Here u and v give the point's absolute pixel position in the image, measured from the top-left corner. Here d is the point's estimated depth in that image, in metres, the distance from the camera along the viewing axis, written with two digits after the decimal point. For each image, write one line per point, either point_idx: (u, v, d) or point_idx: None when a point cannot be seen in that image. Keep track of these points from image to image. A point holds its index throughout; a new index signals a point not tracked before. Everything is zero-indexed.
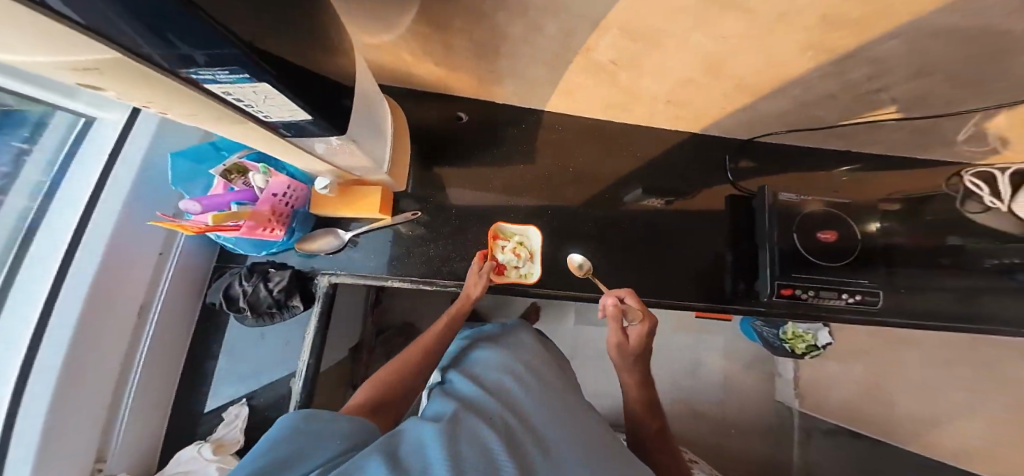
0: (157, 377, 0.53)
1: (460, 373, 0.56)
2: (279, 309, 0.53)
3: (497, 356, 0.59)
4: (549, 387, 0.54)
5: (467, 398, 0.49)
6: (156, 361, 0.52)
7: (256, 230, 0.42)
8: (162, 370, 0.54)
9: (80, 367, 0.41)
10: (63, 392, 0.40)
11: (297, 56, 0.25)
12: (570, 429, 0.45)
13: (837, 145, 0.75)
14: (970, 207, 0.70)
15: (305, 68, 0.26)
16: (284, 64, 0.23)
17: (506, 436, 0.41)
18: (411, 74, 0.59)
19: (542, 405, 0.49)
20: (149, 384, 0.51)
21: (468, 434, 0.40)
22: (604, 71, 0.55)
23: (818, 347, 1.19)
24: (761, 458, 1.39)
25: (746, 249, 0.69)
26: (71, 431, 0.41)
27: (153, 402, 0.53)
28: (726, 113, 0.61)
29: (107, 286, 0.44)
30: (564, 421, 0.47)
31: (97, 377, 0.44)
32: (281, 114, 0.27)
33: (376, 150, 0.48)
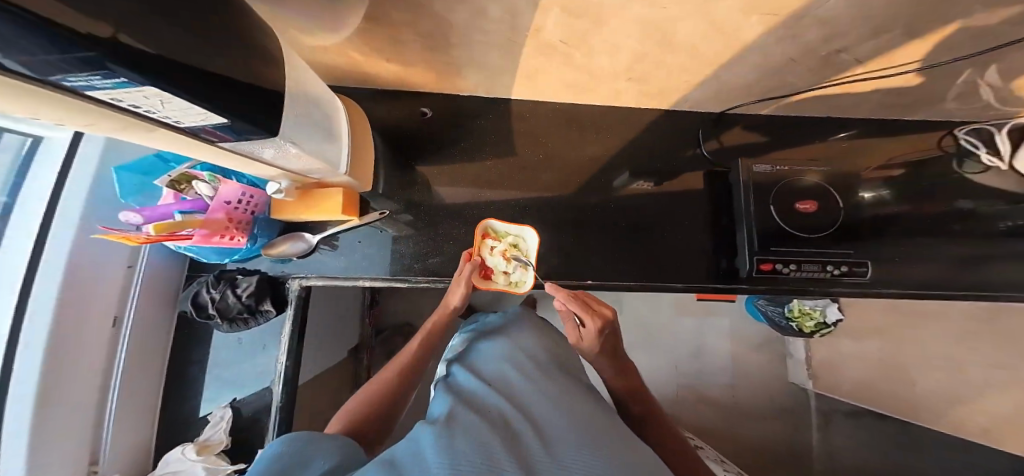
0: (139, 384, 0.55)
1: (463, 366, 0.57)
2: (252, 315, 0.55)
3: (497, 347, 0.60)
4: (553, 380, 0.53)
5: (468, 395, 0.49)
6: (133, 370, 0.54)
7: (212, 238, 0.43)
8: (143, 377, 0.56)
9: (62, 379, 0.44)
10: (41, 407, 0.41)
11: (207, 62, 0.24)
12: (572, 421, 0.44)
13: (820, 111, 0.72)
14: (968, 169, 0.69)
15: (214, 74, 0.25)
16: (185, 69, 0.23)
17: (505, 432, 0.41)
18: (368, 74, 0.59)
19: (545, 398, 0.48)
20: (129, 391, 0.53)
21: (465, 432, 0.40)
22: (558, 56, 0.54)
23: (827, 324, 1.15)
24: (776, 441, 1.35)
25: (725, 226, 0.68)
26: (57, 441, 0.43)
27: (137, 409, 0.55)
28: (691, 86, 0.59)
29: (79, 301, 0.45)
30: (567, 413, 0.46)
31: (80, 389, 0.46)
32: (193, 118, 0.27)
33: (330, 151, 0.48)
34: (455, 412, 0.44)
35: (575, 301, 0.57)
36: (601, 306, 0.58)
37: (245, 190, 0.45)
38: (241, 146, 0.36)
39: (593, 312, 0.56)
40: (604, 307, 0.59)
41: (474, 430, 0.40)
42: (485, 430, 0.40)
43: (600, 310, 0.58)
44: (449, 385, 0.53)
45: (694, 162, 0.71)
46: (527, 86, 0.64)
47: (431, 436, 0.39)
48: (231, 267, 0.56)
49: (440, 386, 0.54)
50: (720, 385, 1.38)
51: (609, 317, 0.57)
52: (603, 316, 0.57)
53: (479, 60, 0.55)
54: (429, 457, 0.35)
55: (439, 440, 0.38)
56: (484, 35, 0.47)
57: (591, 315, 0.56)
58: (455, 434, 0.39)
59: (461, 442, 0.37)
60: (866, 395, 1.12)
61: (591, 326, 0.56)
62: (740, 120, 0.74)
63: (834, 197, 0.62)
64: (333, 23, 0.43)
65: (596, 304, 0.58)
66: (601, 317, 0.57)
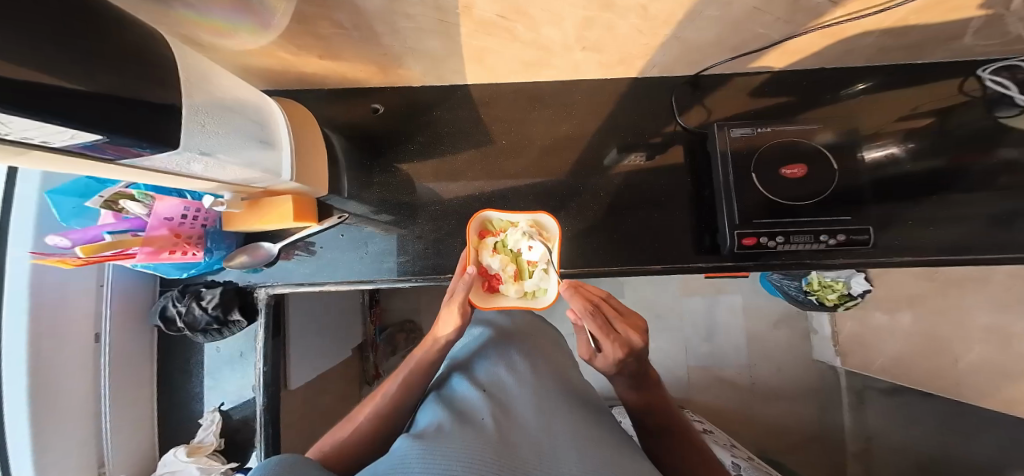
0: (131, 391, 0.59)
1: (461, 378, 0.63)
2: (223, 325, 0.58)
3: (486, 375, 0.63)
4: (535, 405, 0.56)
5: (451, 416, 0.52)
6: (121, 383, 0.57)
7: (161, 253, 0.45)
8: (135, 385, 0.60)
9: (53, 395, 0.48)
10: (40, 424, 0.46)
11: (78, 90, 0.23)
12: (553, 445, 0.46)
13: (815, 63, 0.63)
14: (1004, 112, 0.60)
15: (87, 97, 0.24)
16: (48, 96, 0.21)
17: (486, 447, 0.43)
18: (312, 72, 0.58)
19: (529, 425, 0.50)
20: (122, 398, 0.57)
21: (447, 446, 0.42)
22: (499, 39, 0.50)
23: (853, 297, 1.05)
24: (800, 422, 1.28)
25: (707, 199, 0.63)
26: (59, 451, 0.48)
27: (133, 417, 0.59)
28: (651, 47, 0.53)
29: (51, 322, 0.48)
30: (550, 437, 0.48)
31: (69, 401, 0.50)
32: (59, 138, 0.25)
33: (268, 157, 0.46)
34: (439, 427, 0.48)
35: (591, 320, 0.45)
36: (624, 326, 0.46)
37: (189, 205, 0.46)
38: (148, 161, 0.35)
39: (613, 338, 0.45)
40: (630, 329, 0.46)
41: (454, 443, 0.43)
42: (465, 444, 0.43)
43: (623, 333, 0.46)
44: (442, 400, 0.58)
45: (672, 133, 0.65)
46: (479, 69, 0.60)
47: (410, 448, 0.42)
48: (195, 281, 0.59)
49: (434, 401, 0.59)
50: (736, 366, 1.31)
51: (635, 342, 0.46)
52: (627, 342, 0.46)
53: (418, 47, 0.51)
54: (406, 467, 0.39)
55: (417, 452, 0.41)
56: (410, 22, 0.44)
57: (609, 341, 0.45)
58: (434, 447, 0.42)
59: (439, 454, 0.41)
60: (899, 372, 1.02)
61: (607, 352, 0.46)
62: (723, 82, 0.66)
63: (828, 158, 0.55)
64: (247, 24, 0.41)
65: (619, 323, 0.46)
66: (623, 343, 0.45)
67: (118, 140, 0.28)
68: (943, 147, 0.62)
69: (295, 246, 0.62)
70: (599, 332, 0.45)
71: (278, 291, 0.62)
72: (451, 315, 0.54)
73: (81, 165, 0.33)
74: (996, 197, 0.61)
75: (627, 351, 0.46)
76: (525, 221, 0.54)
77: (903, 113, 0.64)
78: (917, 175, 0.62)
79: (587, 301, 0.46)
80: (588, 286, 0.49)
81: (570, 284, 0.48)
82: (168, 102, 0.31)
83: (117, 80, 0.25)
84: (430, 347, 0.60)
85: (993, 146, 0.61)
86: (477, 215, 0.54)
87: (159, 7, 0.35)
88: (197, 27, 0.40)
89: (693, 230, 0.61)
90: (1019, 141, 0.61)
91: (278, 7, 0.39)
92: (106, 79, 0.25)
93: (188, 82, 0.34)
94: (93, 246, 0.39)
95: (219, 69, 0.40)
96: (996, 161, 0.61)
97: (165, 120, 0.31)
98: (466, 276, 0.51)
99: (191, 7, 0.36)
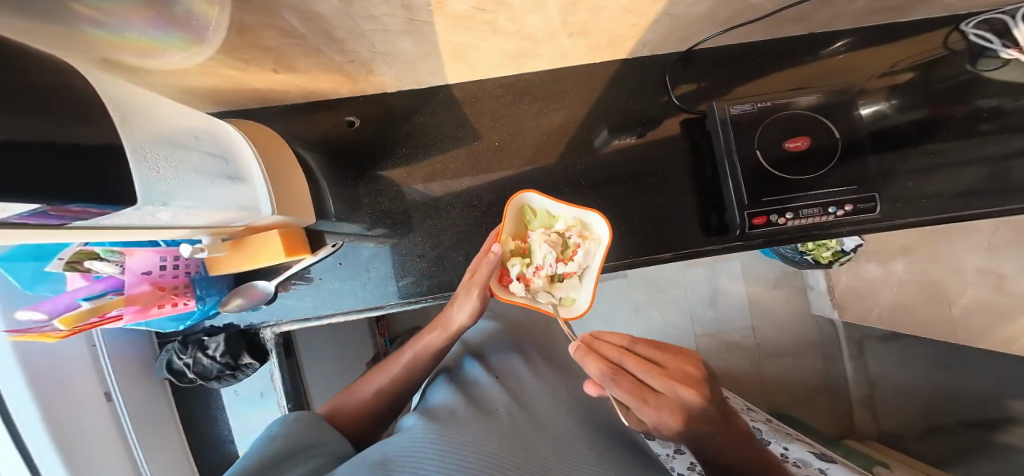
0: (162, 443, 0.57)
1: (471, 361, 0.63)
2: (236, 370, 0.58)
3: (494, 368, 0.61)
4: (542, 404, 0.55)
5: (458, 403, 0.50)
6: (149, 436, 0.55)
7: (150, 309, 0.44)
8: (162, 437, 0.57)
9: (84, 445, 0.46)
10: None
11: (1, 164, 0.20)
12: (559, 447, 0.45)
13: (805, 29, 0.61)
14: (987, 65, 0.57)
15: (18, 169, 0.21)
16: None
17: (501, 436, 0.42)
18: (273, 87, 0.53)
19: (537, 422, 0.50)
20: (151, 442, 0.55)
21: (457, 432, 0.40)
22: (473, 33, 0.46)
23: (846, 252, 1.04)
24: (806, 375, 1.32)
25: (711, 179, 0.61)
26: None
27: (172, 466, 0.57)
28: (637, 24, 0.50)
29: (56, 390, 0.44)
30: (557, 438, 0.47)
31: (99, 450, 0.47)
32: None
33: (239, 193, 0.43)
34: (453, 411, 0.47)
35: (616, 387, 0.38)
36: (663, 381, 0.39)
37: (165, 254, 0.45)
38: (108, 218, 0.32)
39: (655, 403, 0.37)
40: (674, 382, 0.39)
41: (471, 427, 0.42)
42: (482, 429, 0.42)
43: (665, 391, 0.38)
44: (454, 381, 0.58)
45: (664, 114, 0.63)
46: (458, 69, 0.56)
47: (425, 428, 0.41)
48: (194, 330, 0.58)
49: (445, 381, 0.59)
50: (741, 330, 1.33)
51: (686, 397, 0.38)
52: (676, 401, 0.38)
53: (389, 51, 0.47)
54: (422, 447, 0.37)
55: (432, 433, 0.39)
56: (373, 23, 0.40)
57: (650, 410, 0.37)
58: (451, 429, 0.41)
59: (458, 437, 0.39)
60: (898, 319, 1.04)
61: (653, 421, 0.38)
62: (712, 55, 0.63)
63: (828, 126, 0.53)
64: (182, 35, 0.36)
65: (655, 379, 0.39)
66: (671, 406, 0.37)
67: (60, 204, 0.24)
68: (923, 100, 0.60)
69: (294, 278, 0.59)
70: (631, 399, 0.37)
71: (284, 329, 0.60)
72: (469, 298, 0.52)
73: (20, 236, 0.29)
74: (979, 144, 0.61)
75: (682, 411, 0.38)
76: (572, 219, 0.51)
77: (883, 71, 0.63)
78: (908, 132, 0.61)
79: (605, 362, 0.39)
80: (607, 339, 0.43)
81: (585, 342, 0.42)
82: (93, 143, 0.26)
83: (23, 122, 0.21)
84: (442, 332, 0.57)
85: (970, 96, 0.59)
86: (516, 196, 0.50)
87: (60, 28, 0.30)
88: (120, 47, 0.35)
89: (702, 215, 0.60)
90: (997, 91, 0.58)
91: (208, 18, 0.35)
92: (13, 124, 0.20)
93: (123, 124, 0.30)
94: (73, 317, 0.37)
95: (158, 103, 0.37)
96: (967, 111, 0.60)
97: (101, 171, 0.27)
98: (491, 255, 0.49)
99: (92, 23, 0.31)
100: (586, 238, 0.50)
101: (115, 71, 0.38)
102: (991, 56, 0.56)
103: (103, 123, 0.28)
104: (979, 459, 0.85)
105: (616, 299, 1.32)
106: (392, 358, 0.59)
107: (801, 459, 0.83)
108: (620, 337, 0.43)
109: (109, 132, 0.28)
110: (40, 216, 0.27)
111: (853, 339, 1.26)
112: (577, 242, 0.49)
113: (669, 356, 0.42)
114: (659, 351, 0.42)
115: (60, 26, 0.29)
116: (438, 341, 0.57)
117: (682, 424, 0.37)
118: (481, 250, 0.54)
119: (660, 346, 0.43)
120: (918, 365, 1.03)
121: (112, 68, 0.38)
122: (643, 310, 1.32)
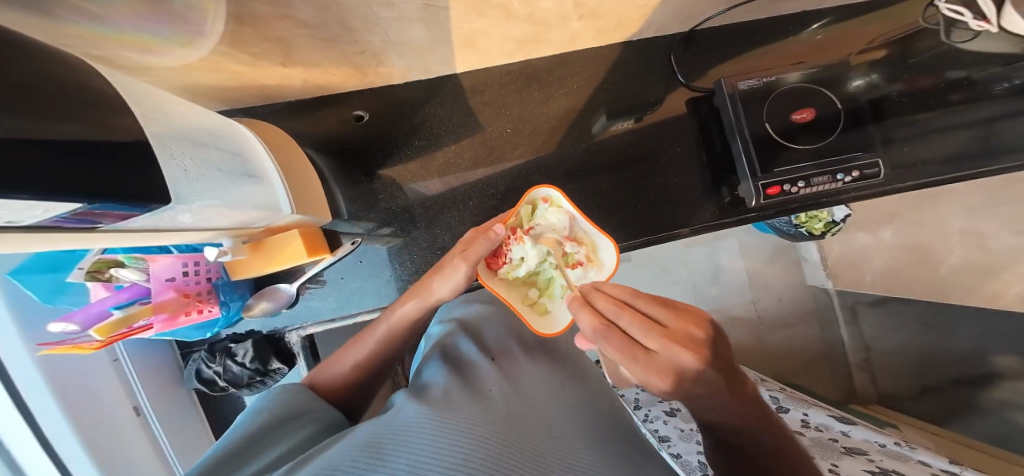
0: (183, 433, 0.66)
1: (465, 339, 0.57)
2: (266, 375, 0.63)
3: (486, 347, 0.57)
4: (543, 387, 0.51)
5: (451, 382, 0.45)
6: (172, 429, 0.63)
7: (177, 317, 0.46)
8: (184, 426, 0.66)
9: (114, 446, 0.52)
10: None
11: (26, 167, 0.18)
12: (558, 436, 0.41)
13: (799, 6, 0.63)
14: (958, 36, 0.59)
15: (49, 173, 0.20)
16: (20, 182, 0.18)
17: (501, 420, 0.37)
18: (277, 84, 0.51)
19: (536, 406, 0.45)
20: (173, 433, 0.63)
21: (455, 417, 0.34)
22: (487, 17, 0.45)
23: (836, 222, 1.06)
24: (807, 344, 1.34)
25: (721, 154, 0.62)
26: None
27: (194, 447, 0.67)
28: (644, 2, 0.50)
29: (86, 403, 0.50)
30: (555, 425, 0.43)
31: (129, 444, 0.55)
32: (25, 213, 0.21)
33: (260, 193, 0.42)
34: (447, 393, 0.41)
35: (601, 342, 0.33)
36: (658, 340, 0.32)
37: (187, 260, 0.47)
38: (137, 221, 0.30)
39: (644, 361, 0.32)
40: (673, 344, 0.32)
41: (468, 409, 0.37)
42: (480, 411, 0.37)
43: (659, 350, 0.32)
44: (447, 358, 0.53)
45: (667, 94, 0.64)
46: (468, 56, 0.55)
47: (419, 408, 0.35)
48: (220, 338, 0.62)
49: (438, 358, 0.53)
50: (741, 304, 1.34)
51: (683, 363, 0.32)
52: (670, 364, 0.32)
53: (401, 40, 0.46)
54: (416, 429, 0.32)
55: (428, 414, 0.34)
56: (389, 10, 0.39)
57: (635, 367, 0.32)
58: (448, 411, 0.36)
59: (456, 420, 0.34)
60: None
61: (640, 380, 0.33)
62: (713, 32, 0.65)
63: (829, 96, 0.57)
64: (187, 28, 0.35)
65: (650, 338, 0.33)
66: (659, 366, 0.32)
67: (101, 205, 0.23)
68: (901, 72, 0.62)
69: (307, 281, 0.58)
70: (607, 348, 0.33)
71: (310, 331, 0.61)
72: (455, 273, 0.48)
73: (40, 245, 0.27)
74: (957, 113, 0.62)
75: (677, 368, 0.32)
76: (585, 235, 0.50)
77: (861, 48, 0.65)
78: (899, 102, 0.62)
79: (597, 317, 0.34)
80: (606, 289, 0.37)
81: (580, 295, 0.37)
82: (120, 140, 0.25)
83: (38, 117, 0.20)
84: (418, 302, 0.51)
85: (942, 68, 0.61)
86: (537, 189, 0.49)
87: (50, 22, 0.27)
88: (119, 44, 0.33)
89: (711, 192, 0.62)
90: (968, 61, 0.60)
91: (206, 6, 0.33)
92: (25, 119, 0.19)
93: (145, 122, 0.29)
94: (108, 327, 0.41)
95: (171, 101, 0.35)
96: (940, 83, 0.61)
97: (132, 170, 0.26)
98: (494, 234, 0.47)
99: (95, 17, 0.28)
100: (591, 261, 0.49)
101: (120, 71, 0.36)
102: (962, 28, 0.58)
103: (124, 123, 0.26)
104: (971, 416, 0.93)
105: (620, 282, 1.33)
106: (368, 330, 0.53)
107: (823, 424, 0.89)
108: (621, 289, 0.37)
109: (133, 130, 0.27)
110: (73, 221, 0.25)
111: (846, 306, 1.29)
112: (580, 261, 0.49)
113: (674, 313, 0.35)
114: (664, 310, 0.36)
115: (64, 21, 0.28)
116: (415, 312, 0.52)
117: (672, 384, 0.32)
118: (482, 224, 0.52)
119: (664, 303, 0.36)
120: (911, 326, 1.07)
121: (115, 67, 0.36)
122: (649, 292, 1.34)
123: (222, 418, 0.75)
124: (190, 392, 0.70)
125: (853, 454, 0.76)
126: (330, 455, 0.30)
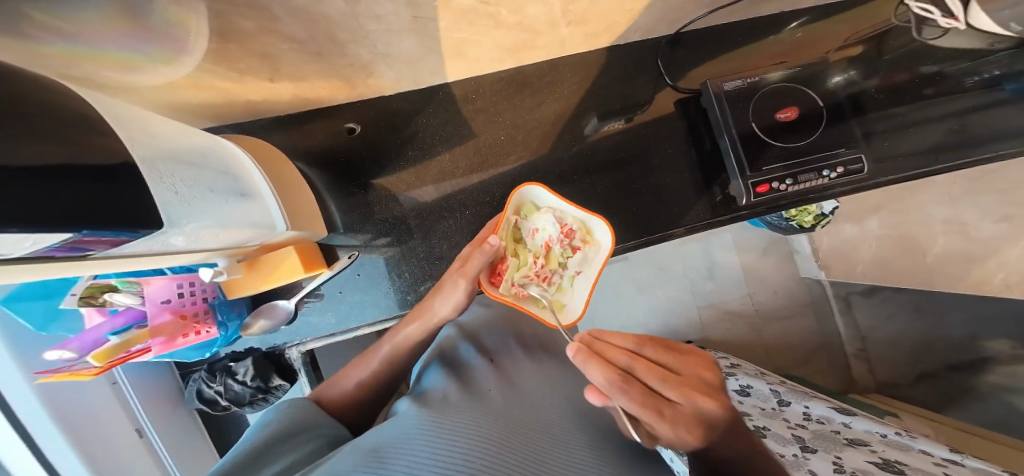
0: (187, 454, 0.65)
1: (464, 341, 0.57)
2: (267, 392, 0.63)
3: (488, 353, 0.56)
4: (545, 387, 0.51)
5: (450, 386, 0.45)
6: (175, 451, 0.62)
7: (175, 339, 0.46)
8: (187, 447, 0.66)
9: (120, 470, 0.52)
10: None
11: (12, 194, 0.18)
12: (555, 433, 0.41)
13: (778, 6, 0.65)
14: (928, 34, 0.59)
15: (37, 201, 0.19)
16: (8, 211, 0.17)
17: (499, 419, 0.37)
18: (269, 98, 0.51)
19: (534, 402, 0.46)
20: (176, 455, 0.62)
21: (454, 419, 0.34)
22: (473, 26, 0.46)
23: (825, 214, 1.09)
24: (805, 336, 1.36)
25: (710, 152, 0.63)
26: None
27: (199, 468, 0.66)
28: (628, 7, 0.51)
29: (87, 429, 0.50)
30: (554, 422, 0.43)
31: (132, 467, 0.54)
32: (15, 245, 0.21)
33: (253, 210, 0.42)
34: (446, 396, 0.41)
35: (626, 397, 0.33)
36: (677, 390, 0.35)
37: (181, 281, 0.47)
38: (129, 247, 0.30)
39: (668, 414, 0.33)
40: (689, 391, 0.35)
41: (466, 410, 0.37)
42: (478, 411, 0.37)
43: (680, 399, 0.35)
44: (447, 362, 0.53)
45: (655, 95, 0.65)
46: (458, 65, 0.56)
47: (417, 412, 0.36)
48: (219, 357, 0.61)
49: (438, 363, 0.52)
50: (739, 299, 1.36)
51: (700, 407, 0.34)
52: (691, 411, 0.34)
53: (390, 51, 0.47)
54: (414, 432, 0.32)
55: (426, 417, 0.34)
56: (378, 23, 0.40)
57: (664, 421, 0.33)
58: (446, 412, 0.36)
59: (454, 421, 0.34)
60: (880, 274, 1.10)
61: (666, 434, 0.34)
62: (696, 34, 0.66)
63: (810, 94, 0.59)
64: (171, 49, 0.35)
65: (670, 388, 0.35)
66: (683, 415, 0.34)
67: (94, 233, 0.23)
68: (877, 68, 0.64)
69: (305, 296, 0.58)
70: (634, 407, 0.33)
71: (310, 346, 0.61)
72: (456, 291, 0.49)
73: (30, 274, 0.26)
74: (931, 106, 0.64)
75: (703, 413, 0.34)
76: (576, 220, 0.50)
77: (838, 45, 0.67)
78: (878, 96, 0.64)
79: (614, 371, 0.34)
80: (609, 338, 0.38)
81: (586, 344, 0.37)
82: (110, 164, 0.25)
83: (32, 142, 0.20)
84: (422, 323, 0.52)
85: (915, 64, 0.62)
86: (520, 188, 0.49)
87: (38, 47, 0.27)
88: (107, 65, 0.33)
89: (705, 191, 0.63)
90: (942, 57, 0.61)
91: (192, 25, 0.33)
92: (10, 148, 0.18)
93: (133, 145, 0.29)
94: (106, 352, 0.40)
95: (159, 123, 0.35)
96: (914, 78, 0.63)
97: (123, 191, 0.26)
98: (488, 246, 0.47)
99: (76, 39, 0.28)
100: (587, 244, 0.50)
101: (101, 91, 0.36)
102: (934, 25, 0.58)
103: (111, 144, 0.26)
104: (970, 401, 0.96)
105: (618, 281, 1.34)
106: (372, 349, 0.54)
107: (823, 415, 0.90)
108: (625, 339, 0.38)
109: (121, 153, 0.27)
110: (63, 250, 0.25)
111: (840, 296, 1.31)
112: (578, 246, 0.49)
113: (682, 358, 0.39)
114: (668, 353, 0.39)
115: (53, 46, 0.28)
116: (419, 333, 0.52)
117: (693, 433, 0.34)
118: (477, 238, 0.52)
119: (668, 348, 0.39)
120: (904, 314, 1.09)
121: (98, 87, 0.35)
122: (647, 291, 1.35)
123: (224, 436, 0.74)
124: (191, 412, 0.70)
125: (855, 445, 0.77)
126: (332, 464, 0.30)
